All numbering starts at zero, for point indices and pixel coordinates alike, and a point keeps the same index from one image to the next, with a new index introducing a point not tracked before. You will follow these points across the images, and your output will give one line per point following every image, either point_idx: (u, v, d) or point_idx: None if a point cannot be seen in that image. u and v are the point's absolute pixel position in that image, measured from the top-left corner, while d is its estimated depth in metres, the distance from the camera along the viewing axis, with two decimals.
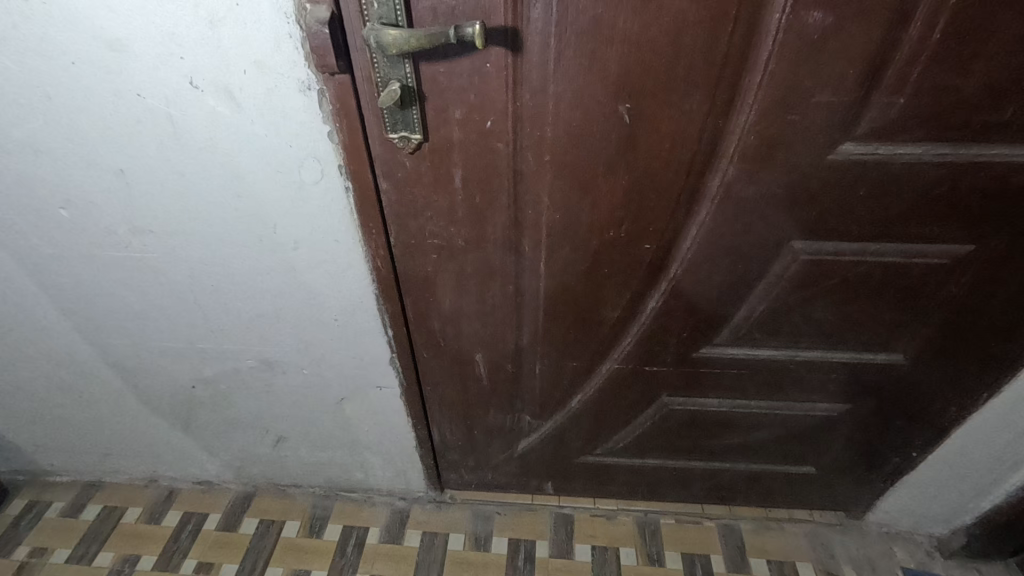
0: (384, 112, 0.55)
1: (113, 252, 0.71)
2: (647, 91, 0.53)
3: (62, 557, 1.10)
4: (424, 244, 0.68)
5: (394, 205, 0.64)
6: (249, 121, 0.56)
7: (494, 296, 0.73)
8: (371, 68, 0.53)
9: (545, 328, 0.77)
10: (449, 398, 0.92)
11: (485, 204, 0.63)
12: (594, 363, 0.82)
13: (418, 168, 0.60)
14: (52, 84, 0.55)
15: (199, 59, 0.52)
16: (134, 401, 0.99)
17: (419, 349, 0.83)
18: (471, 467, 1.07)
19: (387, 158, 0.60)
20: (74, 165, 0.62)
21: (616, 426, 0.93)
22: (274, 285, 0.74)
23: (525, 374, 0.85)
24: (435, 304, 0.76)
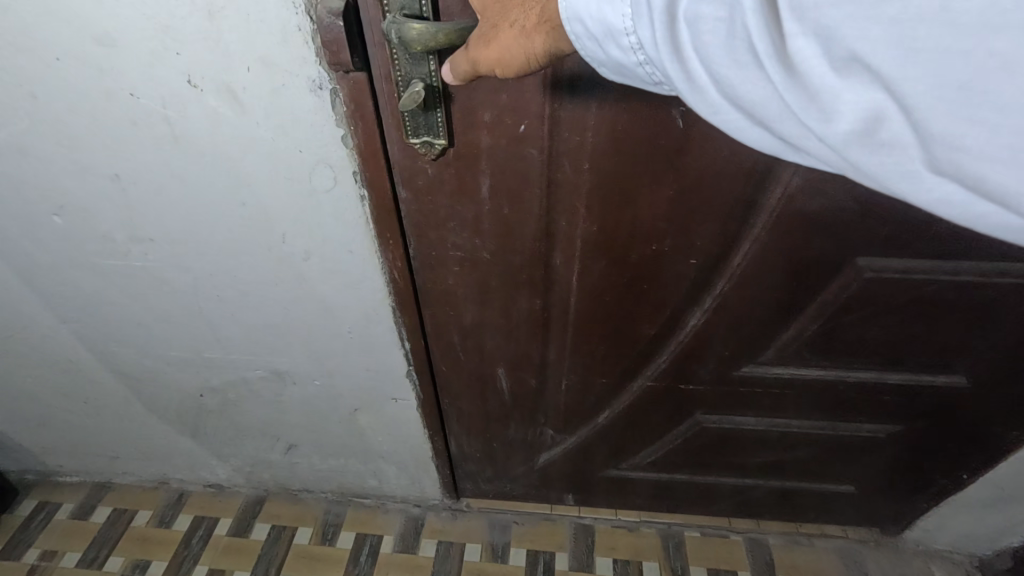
0: (405, 114, 0.49)
1: (112, 259, 0.66)
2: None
3: (73, 560, 1.09)
4: (446, 256, 0.63)
5: (413, 213, 0.58)
6: (254, 124, 0.51)
7: (520, 310, 0.68)
8: (391, 65, 0.46)
9: (573, 343, 0.72)
10: (467, 410, 0.87)
11: (514, 214, 0.57)
12: (624, 379, 0.77)
13: (441, 176, 0.55)
14: (37, 82, 0.49)
15: (196, 55, 0.46)
16: (142, 406, 0.96)
17: (437, 362, 0.78)
18: (489, 477, 1.03)
19: (406, 165, 0.54)
20: (66, 170, 0.56)
21: (644, 441, 0.88)
22: (283, 296, 0.69)
23: (550, 389, 0.80)
24: (456, 317, 0.70)
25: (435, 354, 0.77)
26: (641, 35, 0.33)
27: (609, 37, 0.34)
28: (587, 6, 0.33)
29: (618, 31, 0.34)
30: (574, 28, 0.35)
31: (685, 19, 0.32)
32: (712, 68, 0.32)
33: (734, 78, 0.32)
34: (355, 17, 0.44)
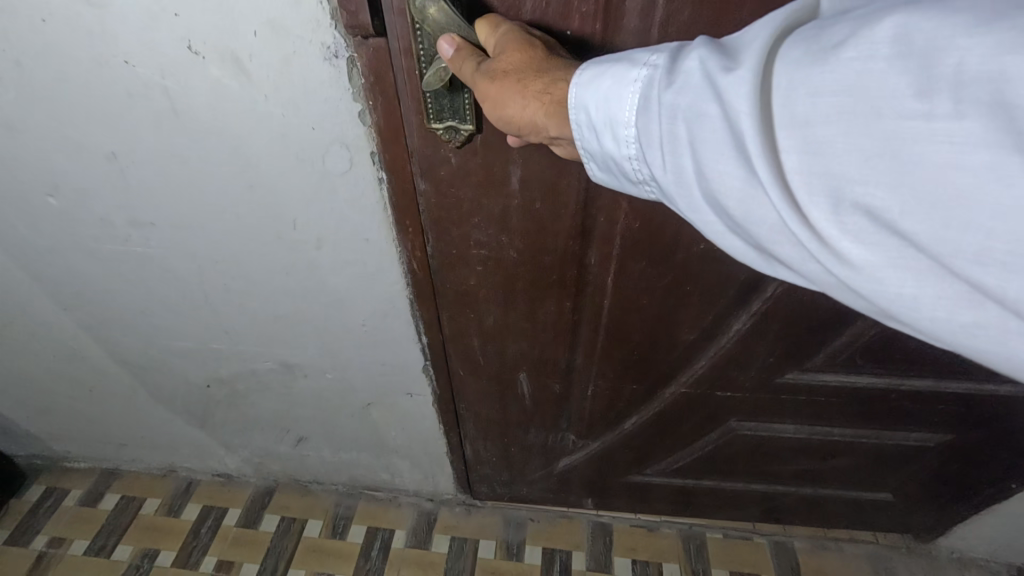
0: (427, 95, 0.44)
1: (111, 245, 0.62)
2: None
3: (81, 548, 1.07)
4: (468, 253, 0.57)
5: (432, 206, 0.53)
6: (261, 97, 0.45)
7: (547, 313, 0.63)
8: (412, 37, 0.41)
9: (603, 347, 0.67)
10: (484, 413, 0.83)
11: (548, 209, 0.52)
12: (656, 386, 0.72)
13: (466, 165, 0.49)
14: (22, 48, 0.44)
15: (197, 16, 0.40)
16: (148, 395, 0.93)
17: (454, 365, 0.74)
18: (506, 480, 0.99)
19: (427, 153, 0.49)
20: (58, 148, 0.52)
21: (673, 447, 0.83)
22: (293, 286, 0.65)
23: (575, 395, 0.76)
24: (476, 320, 0.66)
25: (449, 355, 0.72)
26: (637, 130, 0.33)
27: (607, 126, 0.35)
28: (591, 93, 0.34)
29: (618, 123, 0.34)
30: (578, 115, 0.35)
31: (681, 116, 0.30)
32: (704, 178, 0.30)
33: (728, 194, 0.30)
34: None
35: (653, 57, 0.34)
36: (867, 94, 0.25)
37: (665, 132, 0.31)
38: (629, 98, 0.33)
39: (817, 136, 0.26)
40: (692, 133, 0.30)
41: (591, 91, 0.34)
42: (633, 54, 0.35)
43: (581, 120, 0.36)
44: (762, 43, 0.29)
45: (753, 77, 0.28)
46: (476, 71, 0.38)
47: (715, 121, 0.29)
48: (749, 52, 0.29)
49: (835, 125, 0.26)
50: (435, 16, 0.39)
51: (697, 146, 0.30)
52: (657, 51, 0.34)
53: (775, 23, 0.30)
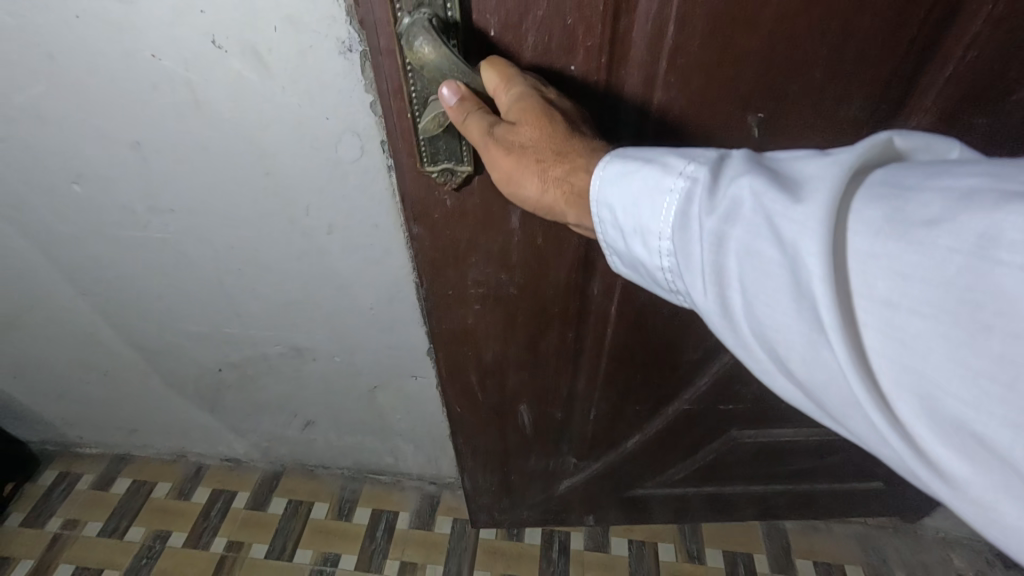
0: (423, 140, 0.47)
1: (131, 231, 0.65)
2: (765, 87, 0.48)
3: (95, 530, 1.10)
4: (464, 291, 0.61)
5: (427, 249, 0.56)
6: (280, 89, 0.48)
7: (548, 344, 0.67)
8: (406, 82, 0.44)
9: (607, 371, 0.71)
10: (484, 447, 0.85)
11: (548, 243, 0.56)
12: (658, 405, 0.77)
13: (462, 206, 0.52)
14: (56, 42, 0.47)
15: (221, 14, 0.43)
16: (161, 380, 0.96)
17: (452, 405, 0.76)
18: (505, 508, 0.99)
19: (422, 195, 0.52)
20: (85, 137, 0.55)
21: (675, 460, 0.88)
22: (304, 271, 0.68)
23: (576, 419, 0.80)
24: (476, 356, 0.69)
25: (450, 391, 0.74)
26: (677, 249, 0.34)
27: (643, 236, 0.36)
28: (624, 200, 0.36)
29: (656, 234, 0.35)
30: (604, 213, 0.38)
31: (733, 247, 0.31)
32: (748, 310, 0.31)
33: (773, 333, 0.30)
34: (366, 22, 0.41)
35: (692, 168, 0.34)
36: (950, 277, 0.24)
37: (710, 258, 0.32)
38: (672, 213, 0.34)
39: (897, 318, 0.26)
40: (743, 267, 0.31)
41: (615, 188, 0.37)
42: (673, 161, 0.35)
43: (613, 221, 0.38)
44: (829, 185, 0.29)
45: (826, 230, 0.28)
46: (487, 135, 0.41)
47: (768, 260, 0.30)
48: (820, 192, 0.29)
49: (909, 301, 0.26)
50: (427, 57, 0.40)
51: (744, 282, 0.31)
52: (699, 163, 0.35)
53: (842, 161, 0.30)
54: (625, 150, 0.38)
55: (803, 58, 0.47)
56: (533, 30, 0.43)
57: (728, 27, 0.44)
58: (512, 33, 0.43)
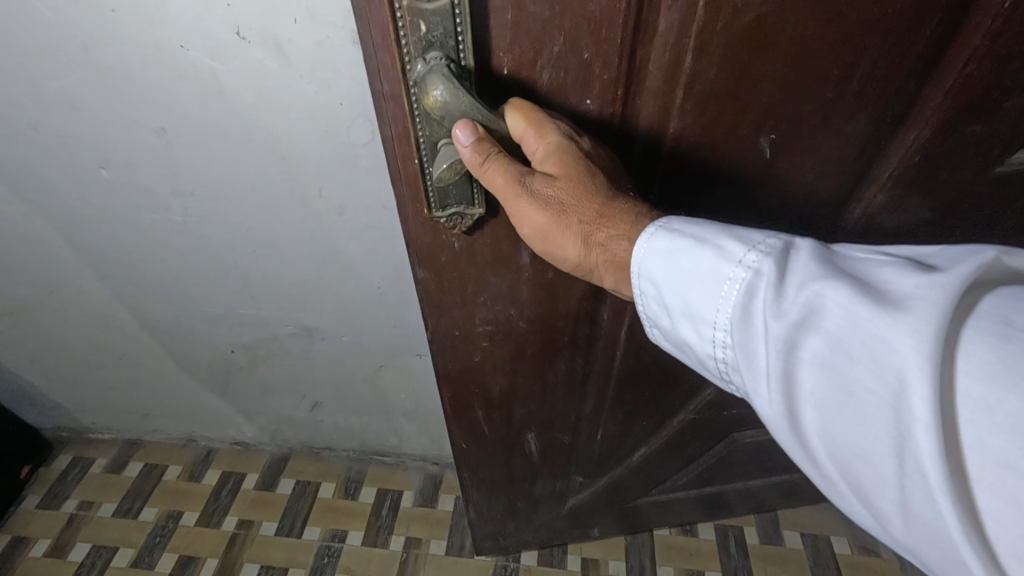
0: (431, 187, 0.45)
1: (153, 214, 0.69)
2: (783, 113, 0.47)
3: (109, 510, 1.14)
4: (472, 329, 0.61)
5: (434, 293, 0.56)
6: (297, 76, 0.52)
7: (556, 374, 0.69)
8: (411, 126, 0.41)
9: (614, 393, 0.74)
10: (491, 477, 0.86)
11: (559, 277, 0.57)
12: (664, 418, 0.80)
13: (471, 249, 0.52)
14: (90, 34, 0.51)
15: (245, 7, 0.47)
16: (173, 363, 1.00)
17: (458, 440, 0.78)
18: (511, 532, 1.00)
19: (428, 240, 0.51)
20: (113, 123, 0.59)
21: (678, 466, 0.92)
22: (316, 251, 0.72)
23: (584, 441, 0.83)
24: (484, 390, 0.70)
25: (455, 425, 0.75)
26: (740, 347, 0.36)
27: (705, 328, 0.38)
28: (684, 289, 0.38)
29: (715, 324, 0.37)
30: (656, 292, 0.41)
31: (805, 357, 0.32)
32: (816, 421, 0.32)
33: (844, 450, 0.31)
34: (369, 67, 0.39)
35: (756, 263, 0.36)
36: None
37: (782, 363, 0.33)
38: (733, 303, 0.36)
39: (993, 455, 0.26)
40: (816, 377, 0.32)
41: (666, 266, 0.39)
42: (734, 251, 0.37)
43: (670, 304, 0.40)
44: (917, 303, 0.29)
45: (911, 351, 0.28)
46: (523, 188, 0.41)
47: (839, 373, 0.31)
48: (913, 312, 0.29)
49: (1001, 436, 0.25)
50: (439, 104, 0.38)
51: (817, 393, 0.32)
52: (762, 257, 0.36)
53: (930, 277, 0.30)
54: (673, 225, 0.40)
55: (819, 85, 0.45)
56: (549, 66, 0.41)
57: (749, 54, 0.42)
58: (527, 69, 0.41)
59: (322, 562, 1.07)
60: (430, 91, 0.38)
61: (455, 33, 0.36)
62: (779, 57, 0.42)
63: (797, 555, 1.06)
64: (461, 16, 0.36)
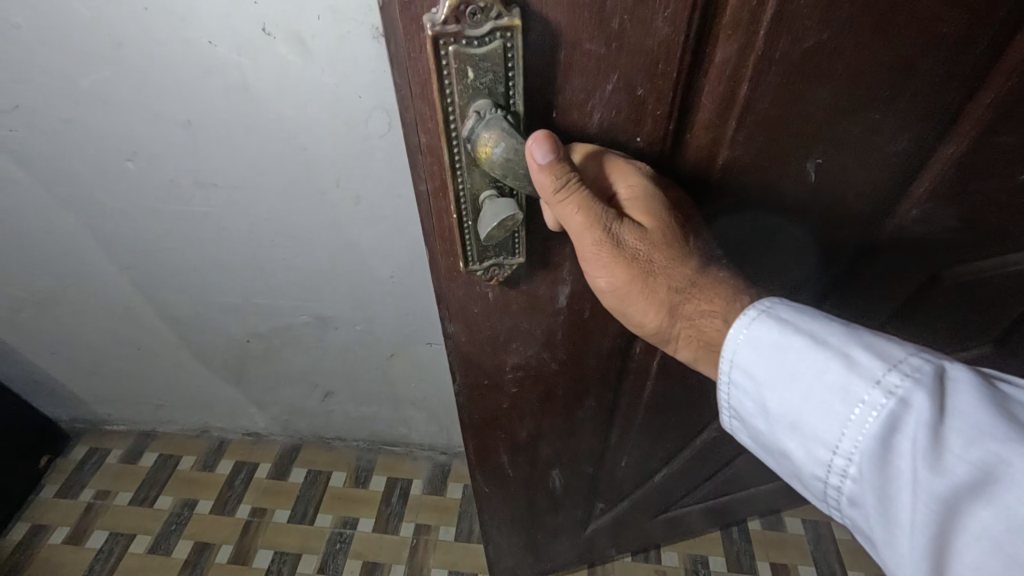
0: (469, 240, 0.44)
1: (176, 205, 0.72)
2: (833, 138, 0.46)
3: (126, 499, 1.17)
4: (500, 376, 0.61)
5: (464, 342, 0.55)
6: (318, 70, 0.55)
7: (585, 413, 0.69)
8: (452, 180, 0.40)
9: (640, 423, 0.74)
10: (512, 513, 0.84)
11: (595, 318, 0.56)
12: (687, 440, 0.80)
13: (505, 299, 0.52)
14: (123, 31, 0.54)
15: (272, 5, 0.50)
16: (190, 354, 1.03)
17: (481, 480, 0.77)
18: (530, 566, 0.98)
19: (462, 294, 0.50)
20: (141, 117, 0.62)
21: (697, 481, 0.92)
22: (332, 240, 0.74)
23: (607, 469, 0.82)
24: (511, 429, 0.69)
25: (479, 466, 0.75)
26: (863, 477, 0.36)
27: (822, 447, 0.38)
28: (803, 401, 0.38)
29: (835, 444, 0.37)
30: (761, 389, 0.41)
31: (942, 508, 0.32)
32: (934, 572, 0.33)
33: None
34: (409, 119, 0.37)
35: (906, 397, 0.34)
36: None
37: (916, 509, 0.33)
38: (870, 428, 0.35)
39: None
40: (950, 533, 0.32)
41: (779, 366, 0.40)
42: (880, 376, 0.36)
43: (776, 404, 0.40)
44: None
45: None
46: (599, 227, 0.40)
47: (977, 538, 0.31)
48: None
49: None
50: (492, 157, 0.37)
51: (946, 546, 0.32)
52: (916, 392, 0.34)
53: None
54: (783, 315, 0.41)
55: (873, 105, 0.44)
56: (600, 105, 0.39)
57: (804, 81, 0.41)
58: (578, 110, 0.39)
59: (334, 548, 1.09)
60: (487, 144, 0.36)
61: (505, 79, 0.35)
62: (830, 83, 0.42)
63: (799, 540, 1.09)
64: (514, 63, 0.35)
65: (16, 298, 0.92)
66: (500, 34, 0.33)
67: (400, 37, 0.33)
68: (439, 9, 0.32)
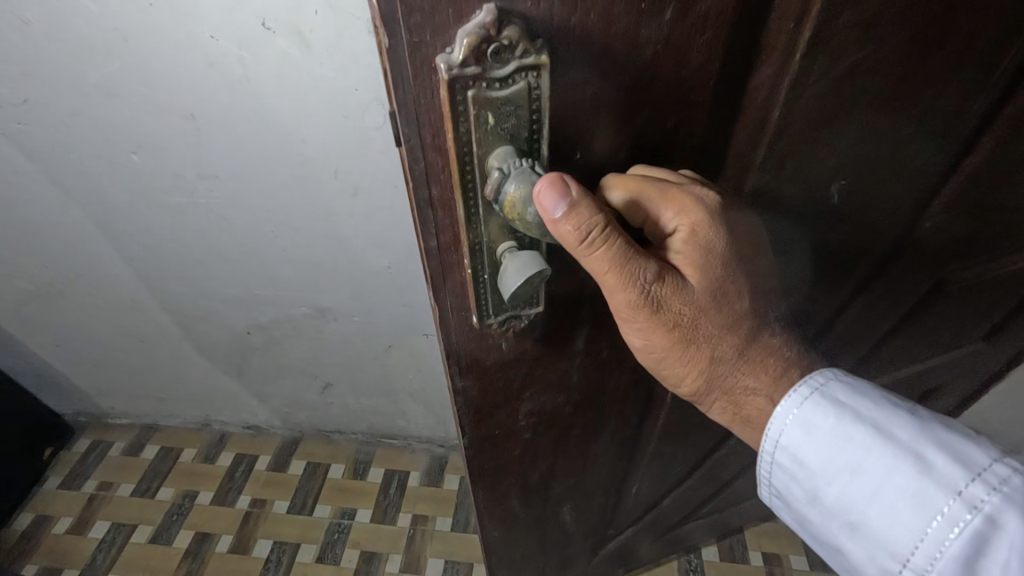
0: (483, 295, 0.40)
1: (179, 197, 0.74)
2: (858, 158, 0.47)
3: (128, 490, 1.19)
4: (516, 428, 0.55)
5: (475, 399, 0.49)
6: (318, 63, 0.57)
7: (600, 447, 0.66)
8: (468, 233, 0.35)
9: (654, 450, 0.74)
10: (521, 557, 0.76)
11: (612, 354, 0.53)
12: (701, 459, 0.81)
13: (521, 350, 0.47)
14: (130, 27, 0.56)
15: (273, 0, 0.53)
16: (191, 346, 1.05)
17: (487, 531, 0.68)
18: None
19: (475, 351, 0.45)
20: (146, 111, 0.64)
21: (702, 493, 0.91)
22: (332, 231, 0.77)
23: (624, 498, 0.81)
24: (524, 476, 0.63)
25: (491, 525, 0.67)
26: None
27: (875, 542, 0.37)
28: (861, 498, 0.37)
29: (890, 542, 0.36)
30: (804, 476, 0.39)
31: None
32: None
33: None
34: (418, 173, 0.33)
35: (961, 493, 0.35)
36: None
37: None
38: (951, 546, 0.34)
39: None
40: None
41: (829, 454, 0.38)
42: (933, 472, 0.36)
43: (818, 490, 0.39)
44: None
45: None
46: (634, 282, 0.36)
47: None
48: None
49: None
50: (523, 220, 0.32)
51: None
52: (967, 487, 0.35)
53: None
54: (839, 397, 0.39)
55: (893, 125, 0.46)
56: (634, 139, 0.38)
57: (835, 105, 0.42)
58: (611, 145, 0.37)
59: (333, 538, 1.11)
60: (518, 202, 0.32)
61: (529, 122, 0.31)
62: (860, 106, 0.43)
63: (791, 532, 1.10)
64: (540, 106, 0.31)
65: (22, 291, 0.95)
66: (526, 74, 0.29)
67: (409, 82, 0.29)
68: (454, 49, 0.28)
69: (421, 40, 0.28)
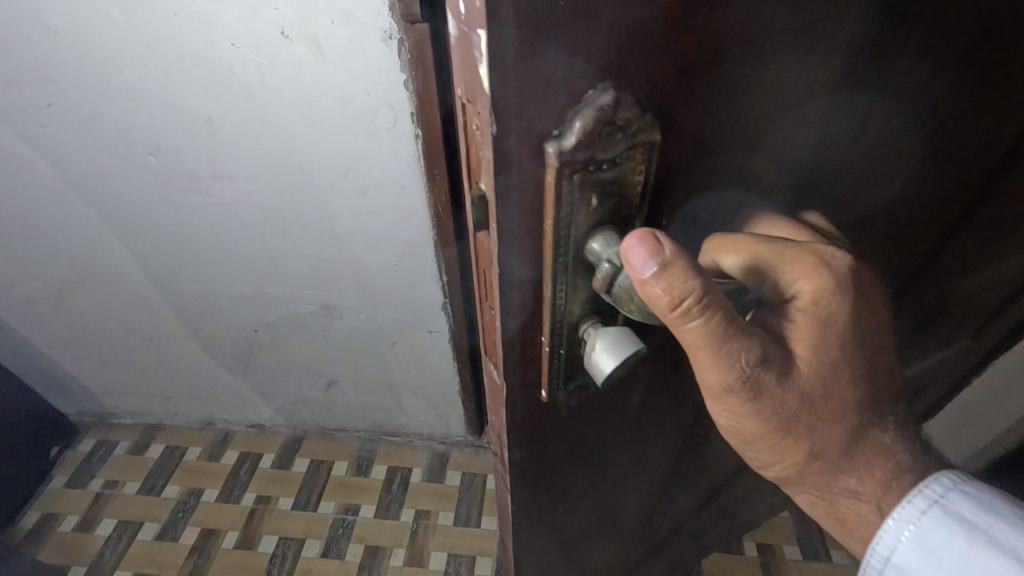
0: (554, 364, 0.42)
1: (194, 197, 0.77)
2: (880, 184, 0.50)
3: (133, 489, 1.20)
4: (564, 476, 0.57)
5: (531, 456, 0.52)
6: (332, 69, 0.61)
7: (635, 486, 0.68)
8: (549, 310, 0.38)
9: (677, 480, 0.75)
10: None
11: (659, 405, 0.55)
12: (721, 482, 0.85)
13: (580, 408, 0.49)
14: (154, 34, 0.59)
15: (291, 10, 0.56)
16: (198, 344, 1.07)
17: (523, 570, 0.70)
18: None
19: (538, 413, 0.47)
20: (166, 113, 0.67)
21: (717, 512, 0.93)
22: (341, 230, 0.79)
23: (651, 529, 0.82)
24: (563, 519, 0.65)
25: (524, 562, 0.68)
26: None
27: None
28: None
29: None
30: None
31: None
32: None
33: None
34: (512, 253, 0.34)
35: None
36: None
37: None
38: None
39: None
40: None
41: None
42: None
43: None
44: None
45: None
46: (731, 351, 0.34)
47: None
48: None
49: None
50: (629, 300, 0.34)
51: None
52: None
53: None
54: (965, 513, 0.38)
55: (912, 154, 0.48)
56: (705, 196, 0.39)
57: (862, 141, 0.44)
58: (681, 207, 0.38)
59: (338, 533, 1.13)
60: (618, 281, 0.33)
61: (636, 189, 0.34)
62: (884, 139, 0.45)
63: (784, 523, 1.13)
64: (644, 176, 0.33)
65: (34, 290, 0.97)
66: (639, 148, 0.32)
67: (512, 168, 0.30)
68: (567, 133, 0.29)
69: (532, 121, 0.29)
